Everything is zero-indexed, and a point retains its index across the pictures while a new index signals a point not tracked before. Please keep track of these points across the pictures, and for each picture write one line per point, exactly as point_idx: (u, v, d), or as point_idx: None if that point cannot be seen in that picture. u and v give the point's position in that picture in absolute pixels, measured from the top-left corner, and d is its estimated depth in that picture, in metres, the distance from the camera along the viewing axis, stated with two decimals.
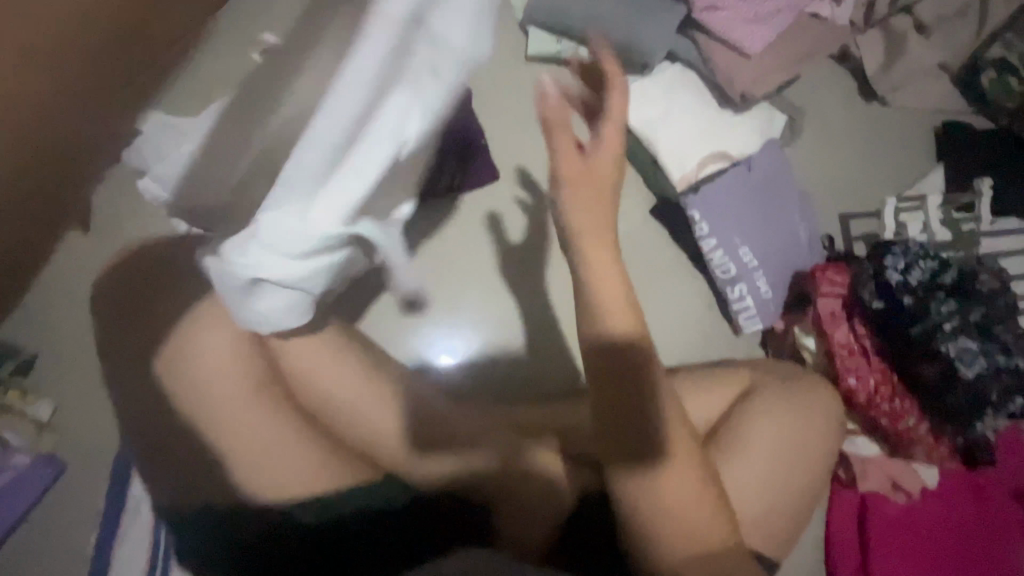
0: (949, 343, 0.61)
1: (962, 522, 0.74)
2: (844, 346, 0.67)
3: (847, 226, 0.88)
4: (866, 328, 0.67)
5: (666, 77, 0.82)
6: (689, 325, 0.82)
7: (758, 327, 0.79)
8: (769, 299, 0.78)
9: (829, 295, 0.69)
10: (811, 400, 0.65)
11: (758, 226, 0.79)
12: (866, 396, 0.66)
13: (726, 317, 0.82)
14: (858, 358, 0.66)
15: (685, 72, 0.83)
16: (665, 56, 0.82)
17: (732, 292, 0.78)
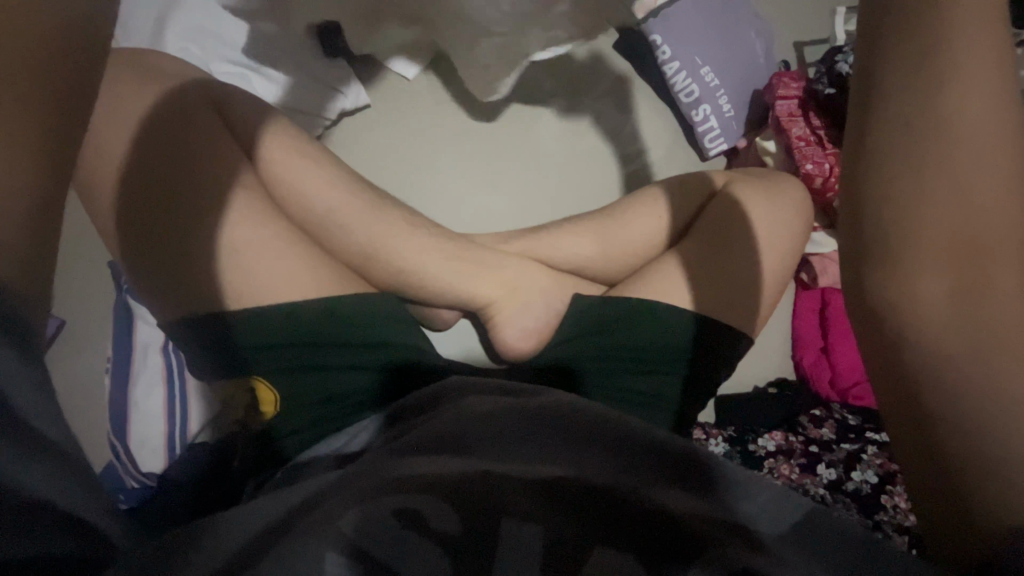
0: None
1: None
2: (802, 139, 0.72)
3: (802, 52, 0.90)
4: (820, 120, 0.72)
5: None
6: (661, 155, 0.85)
7: (722, 147, 0.83)
8: (731, 119, 0.82)
9: (787, 96, 0.73)
10: (779, 189, 0.70)
11: (719, 44, 0.80)
12: (823, 180, 0.71)
13: (693, 143, 0.85)
14: (814, 147, 0.71)
15: None
16: None
17: (696, 115, 0.81)
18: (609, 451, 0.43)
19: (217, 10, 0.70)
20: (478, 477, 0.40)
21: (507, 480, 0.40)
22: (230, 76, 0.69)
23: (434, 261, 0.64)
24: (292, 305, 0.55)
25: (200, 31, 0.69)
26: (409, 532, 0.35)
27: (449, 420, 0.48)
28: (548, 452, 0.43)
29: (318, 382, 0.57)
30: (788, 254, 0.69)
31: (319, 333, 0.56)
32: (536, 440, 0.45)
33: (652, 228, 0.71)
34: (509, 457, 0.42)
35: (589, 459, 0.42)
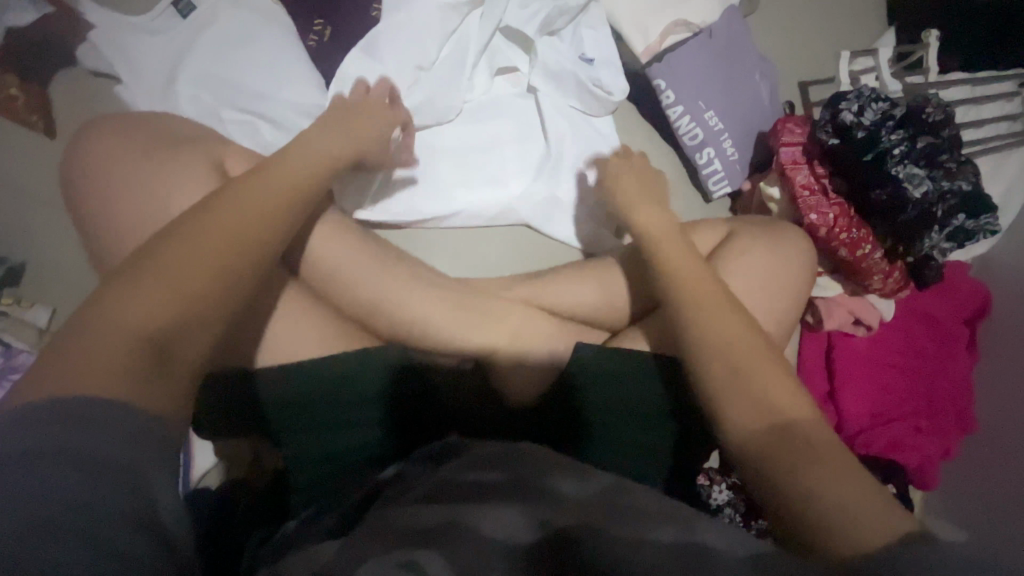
0: (899, 165, 0.66)
1: (909, 348, 0.83)
2: (805, 187, 0.71)
3: (807, 92, 0.91)
4: (826, 168, 0.71)
5: None
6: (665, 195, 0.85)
7: (726, 189, 0.82)
8: (735, 162, 0.81)
9: (789, 144, 0.73)
10: (782, 237, 0.70)
11: (724, 88, 0.81)
12: (827, 229, 0.70)
13: (697, 184, 0.85)
14: (818, 196, 0.70)
15: None
16: None
17: (701, 158, 0.81)
18: (593, 522, 0.42)
19: (226, 60, 0.71)
20: (462, 533, 0.41)
21: (479, 534, 0.41)
22: (237, 123, 0.70)
23: (435, 312, 0.64)
24: (304, 361, 0.57)
25: (208, 80, 0.70)
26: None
27: (449, 483, 0.48)
28: (527, 507, 0.44)
29: (326, 435, 0.57)
30: (791, 303, 0.68)
31: (336, 390, 0.57)
32: (520, 498, 0.45)
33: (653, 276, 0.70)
34: (489, 511, 0.44)
35: (568, 522, 0.42)
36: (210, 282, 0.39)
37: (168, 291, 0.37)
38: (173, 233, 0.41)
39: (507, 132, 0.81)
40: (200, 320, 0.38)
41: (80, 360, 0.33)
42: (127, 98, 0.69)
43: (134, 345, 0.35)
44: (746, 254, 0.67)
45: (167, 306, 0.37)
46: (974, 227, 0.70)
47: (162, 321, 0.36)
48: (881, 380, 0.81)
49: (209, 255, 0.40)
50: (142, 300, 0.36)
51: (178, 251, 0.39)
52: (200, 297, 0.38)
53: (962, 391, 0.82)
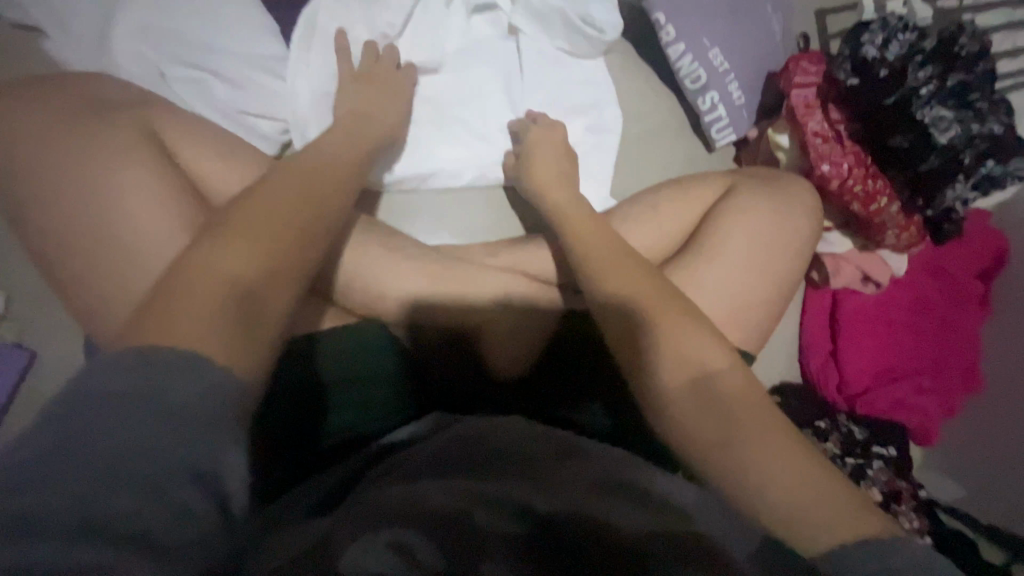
0: (925, 107, 0.58)
1: (919, 305, 0.79)
2: (819, 134, 0.64)
3: (824, 23, 0.81)
4: (841, 113, 0.64)
5: None
6: (664, 145, 0.78)
7: (730, 138, 0.75)
8: (741, 107, 0.74)
9: (802, 85, 0.66)
10: (789, 190, 0.64)
11: (730, 21, 0.72)
12: (841, 181, 0.63)
13: (698, 133, 0.78)
14: (833, 144, 0.64)
15: None
16: None
17: (703, 103, 0.74)
18: (630, 479, 0.37)
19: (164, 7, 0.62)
20: (462, 523, 0.32)
21: (485, 524, 0.32)
22: (183, 81, 0.62)
23: (412, 286, 0.59)
24: (340, 330, 0.57)
25: (146, 30, 0.62)
26: (412, 531, 0.31)
27: (454, 452, 0.40)
28: (548, 487, 0.36)
29: (357, 408, 0.56)
30: (794, 263, 0.63)
31: (378, 356, 0.58)
32: (541, 475, 0.37)
33: (650, 238, 0.63)
34: (504, 491, 0.35)
35: (592, 503, 0.34)
36: (287, 251, 0.41)
37: (249, 255, 0.39)
38: (237, 210, 0.42)
39: (489, 80, 0.73)
40: (276, 285, 0.40)
41: (173, 317, 0.34)
42: (59, 57, 0.62)
43: (223, 302, 0.36)
44: (749, 211, 0.62)
45: (252, 268, 0.39)
46: (1001, 176, 0.64)
47: (249, 283, 0.38)
48: (887, 339, 0.78)
49: (284, 224, 0.42)
50: (230, 263, 0.38)
51: (245, 225, 0.41)
52: (275, 264, 0.40)
53: (972, 347, 0.79)
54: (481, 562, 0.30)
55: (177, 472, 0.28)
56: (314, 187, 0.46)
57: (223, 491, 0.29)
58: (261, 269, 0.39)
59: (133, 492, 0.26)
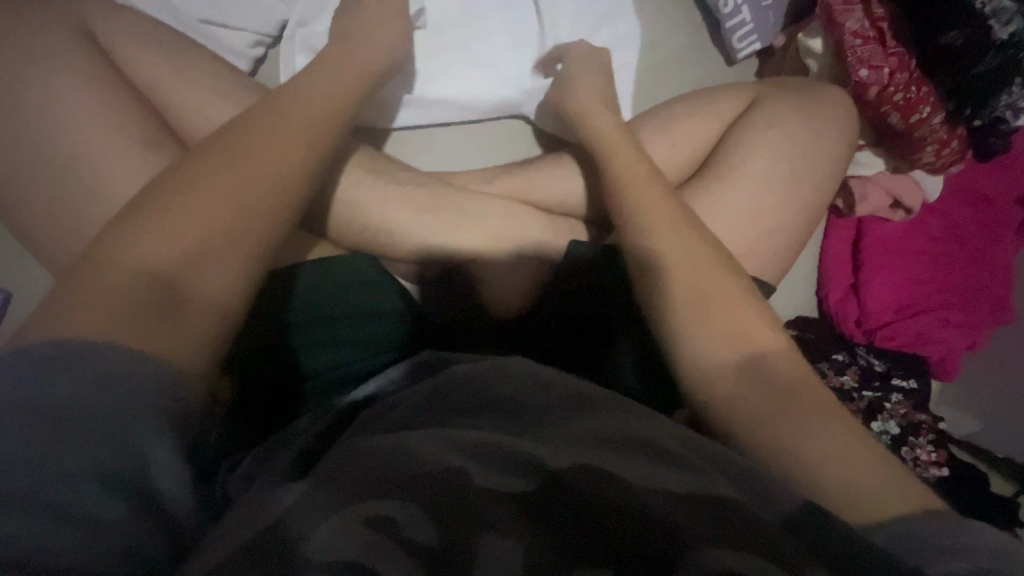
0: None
1: (950, 234, 0.74)
2: (857, 35, 0.56)
3: None
4: (886, 9, 0.56)
5: None
6: (681, 56, 0.70)
7: (755, 48, 0.67)
8: (767, 9, 0.65)
9: None
10: (820, 103, 0.57)
11: None
12: (880, 89, 0.56)
13: (718, 44, 0.70)
14: (873, 46, 0.56)
15: None
16: None
17: (725, 7, 0.65)
18: (651, 432, 0.34)
19: None
20: (456, 498, 0.29)
21: (482, 494, 0.30)
22: None
23: (404, 216, 0.55)
24: (323, 266, 0.52)
25: None
26: (403, 507, 0.28)
27: (460, 393, 0.37)
28: (572, 437, 0.33)
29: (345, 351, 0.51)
30: (824, 185, 0.56)
31: (372, 298, 0.53)
32: (557, 430, 0.33)
33: (664, 160, 0.57)
34: (513, 454, 0.32)
35: (612, 458, 0.32)
36: (243, 217, 0.37)
37: (186, 223, 0.35)
38: (199, 162, 0.38)
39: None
40: (221, 262, 0.35)
41: (82, 301, 0.31)
42: None
43: (144, 280, 0.33)
44: (776, 128, 0.55)
45: (187, 242, 0.35)
46: None
47: (181, 258, 0.34)
48: (914, 270, 0.73)
49: (242, 189, 0.37)
50: (159, 233, 0.34)
51: (205, 185, 0.37)
52: (225, 234, 0.36)
53: (1001, 279, 0.74)
54: (475, 539, 0.28)
55: (92, 491, 0.25)
56: (303, 122, 0.42)
57: (160, 502, 0.27)
58: (200, 242, 0.35)
59: (36, 526, 0.24)
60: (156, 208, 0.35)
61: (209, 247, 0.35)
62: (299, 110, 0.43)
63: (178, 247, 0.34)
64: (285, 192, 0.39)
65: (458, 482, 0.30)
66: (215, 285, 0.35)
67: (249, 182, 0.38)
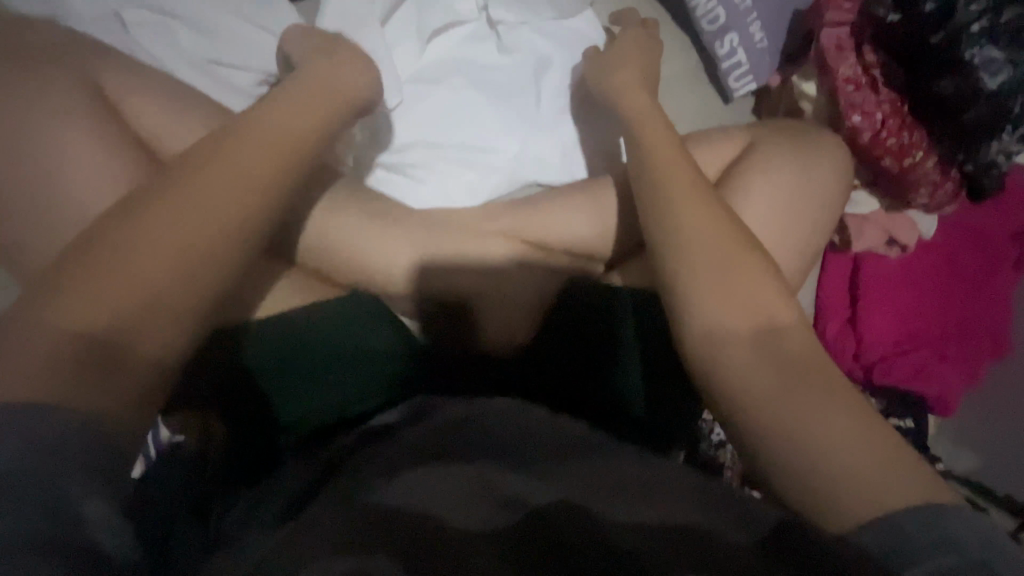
0: (974, 48, 0.51)
1: (949, 268, 0.73)
2: (850, 81, 0.58)
3: None
4: (877, 56, 0.57)
5: None
6: (678, 95, 0.71)
7: (751, 88, 0.68)
8: (764, 51, 0.66)
9: (835, 23, 0.58)
10: (812, 146, 0.58)
11: None
12: (872, 133, 0.57)
13: (715, 83, 0.71)
14: (865, 92, 0.57)
15: None
16: None
17: (721, 47, 0.67)
18: (651, 476, 0.34)
19: None
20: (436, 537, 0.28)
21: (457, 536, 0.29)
22: (141, 26, 0.55)
23: (404, 253, 0.55)
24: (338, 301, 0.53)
25: None
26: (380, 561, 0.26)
27: (457, 443, 0.37)
28: (534, 476, 0.33)
29: (339, 391, 0.51)
30: (818, 224, 0.57)
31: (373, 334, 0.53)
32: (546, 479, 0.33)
33: None
34: (475, 506, 0.31)
35: (603, 497, 0.32)
36: (201, 254, 0.34)
37: (135, 260, 0.32)
38: (165, 183, 0.35)
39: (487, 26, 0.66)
40: (170, 305, 0.32)
41: (3, 349, 0.28)
42: None
43: (77, 326, 0.30)
44: (771, 171, 0.56)
45: (132, 281, 0.31)
46: None
47: (122, 300, 0.31)
48: (914, 304, 0.73)
49: (209, 220, 0.34)
50: (105, 267, 0.31)
51: (167, 209, 0.34)
52: (176, 272, 0.33)
53: (999, 313, 0.74)
54: None
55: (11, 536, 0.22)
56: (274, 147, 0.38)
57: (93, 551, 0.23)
58: (148, 281, 0.32)
59: None
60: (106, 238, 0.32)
61: (157, 288, 0.32)
62: (282, 128, 0.40)
63: (121, 286, 0.31)
64: (255, 229, 0.36)
65: (420, 523, 0.29)
66: (157, 332, 0.32)
67: (216, 213, 0.34)
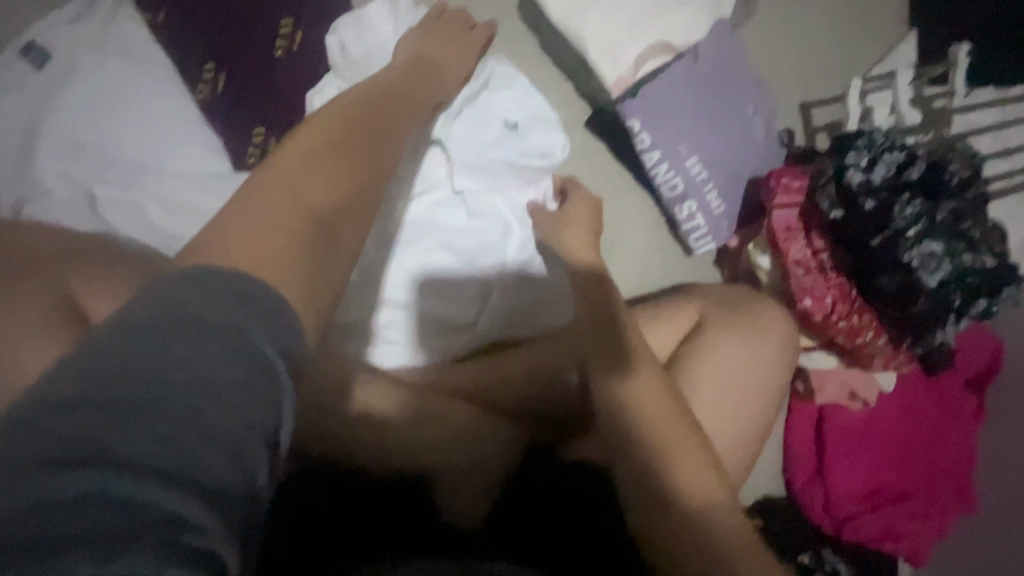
0: (912, 249, 0.55)
1: (910, 415, 0.74)
2: (800, 263, 0.60)
3: (808, 116, 0.78)
4: (824, 241, 0.60)
5: None
6: (642, 246, 0.74)
7: (710, 247, 0.71)
8: (721, 216, 0.69)
9: (786, 206, 0.61)
10: (763, 324, 0.59)
11: (709, 127, 0.68)
12: (824, 314, 0.60)
13: (677, 238, 0.74)
14: (815, 275, 0.60)
15: None
16: None
17: (680, 212, 0.70)
18: None
19: (92, 121, 0.56)
20: None
21: None
22: (115, 206, 0.56)
23: None
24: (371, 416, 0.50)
25: (71, 148, 0.56)
26: None
27: None
28: None
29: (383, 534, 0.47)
30: (774, 398, 0.59)
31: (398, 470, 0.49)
32: None
33: None
34: None
35: None
36: (348, 175, 0.35)
37: (293, 195, 0.32)
38: (295, 141, 0.36)
39: None
40: (351, 219, 0.34)
41: (237, 243, 0.28)
42: None
43: (300, 216, 0.31)
44: (725, 349, 0.57)
45: (308, 199, 0.32)
46: (993, 309, 0.60)
47: (298, 219, 0.31)
48: (880, 453, 0.73)
49: (327, 164, 0.35)
50: (280, 196, 0.31)
51: (308, 156, 0.34)
52: (350, 192, 0.35)
53: (966, 461, 0.74)
54: None
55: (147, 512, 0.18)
56: (351, 131, 0.38)
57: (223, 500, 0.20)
58: (328, 190, 0.33)
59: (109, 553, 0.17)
60: (257, 178, 0.32)
61: (296, 214, 0.31)
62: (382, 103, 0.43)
63: (273, 227, 0.30)
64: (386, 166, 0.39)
65: None
66: (348, 247, 0.33)
67: (341, 156, 0.36)
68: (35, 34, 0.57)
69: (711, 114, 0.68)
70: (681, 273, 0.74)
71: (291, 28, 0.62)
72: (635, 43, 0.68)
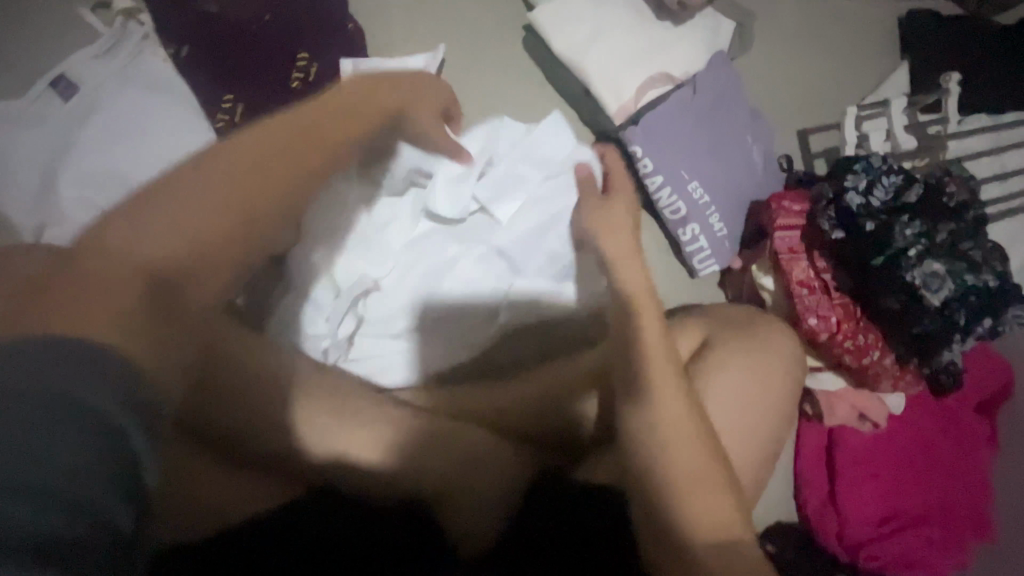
0: (914, 268, 0.55)
1: (922, 440, 0.74)
2: (803, 283, 0.61)
3: (806, 142, 0.80)
4: (827, 262, 0.61)
5: (616, 25, 0.71)
6: (647, 268, 0.75)
7: (713, 268, 0.72)
8: (723, 238, 0.71)
9: (787, 228, 0.62)
10: (769, 343, 0.59)
11: (709, 152, 0.70)
12: (830, 334, 0.60)
13: (681, 261, 0.75)
14: (818, 295, 0.60)
15: (638, 12, 0.72)
16: (613, 25, 0.71)
17: (684, 234, 0.71)
18: None
19: (109, 150, 0.58)
20: None
21: None
22: None
23: None
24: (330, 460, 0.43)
25: (89, 175, 0.58)
26: None
27: None
28: None
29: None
30: (780, 421, 0.58)
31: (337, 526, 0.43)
32: None
33: None
34: None
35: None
36: (226, 236, 0.33)
37: (150, 250, 0.31)
38: (158, 189, 0.33)
39: None
40: (202, 294, 0.33)
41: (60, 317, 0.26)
42: None
43: (133, 290, 0.29)
44: (730, 366, 0.57)
45: (147, 264, 0.30)
46: (1000, 327, 0.60)
47: (137, 287, 0.29)
48: (894, 477, 0.72)
49: (210, 219, 0.33)
50: (123, 256, 0.30)
51: (175, 202, 0.32)
52: (215, 247, 0.33)
53: (981, 484, 0.73)
54: None
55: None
56: (247, 176, 0.34)
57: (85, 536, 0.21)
58: (179, 262, 0.31)
59: None
60: (116, 221, 0.31)
61: (135, 279, 0.29)
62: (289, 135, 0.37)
63: (122, 279, 0.29)
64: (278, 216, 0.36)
65: None
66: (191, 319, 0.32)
67: (221, 209, 0.33)
68: (64, 68, 0.59)
69: (710, 140, 0.70)
70: (686, 294, 0.75)
71: (307, 61, 0.65)
72: (636, 74, 0.71)
